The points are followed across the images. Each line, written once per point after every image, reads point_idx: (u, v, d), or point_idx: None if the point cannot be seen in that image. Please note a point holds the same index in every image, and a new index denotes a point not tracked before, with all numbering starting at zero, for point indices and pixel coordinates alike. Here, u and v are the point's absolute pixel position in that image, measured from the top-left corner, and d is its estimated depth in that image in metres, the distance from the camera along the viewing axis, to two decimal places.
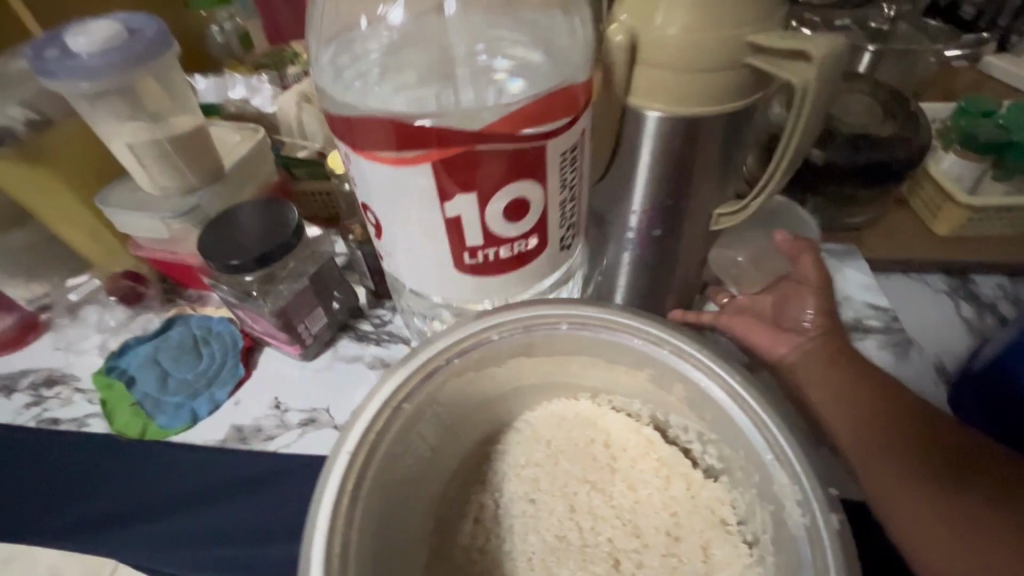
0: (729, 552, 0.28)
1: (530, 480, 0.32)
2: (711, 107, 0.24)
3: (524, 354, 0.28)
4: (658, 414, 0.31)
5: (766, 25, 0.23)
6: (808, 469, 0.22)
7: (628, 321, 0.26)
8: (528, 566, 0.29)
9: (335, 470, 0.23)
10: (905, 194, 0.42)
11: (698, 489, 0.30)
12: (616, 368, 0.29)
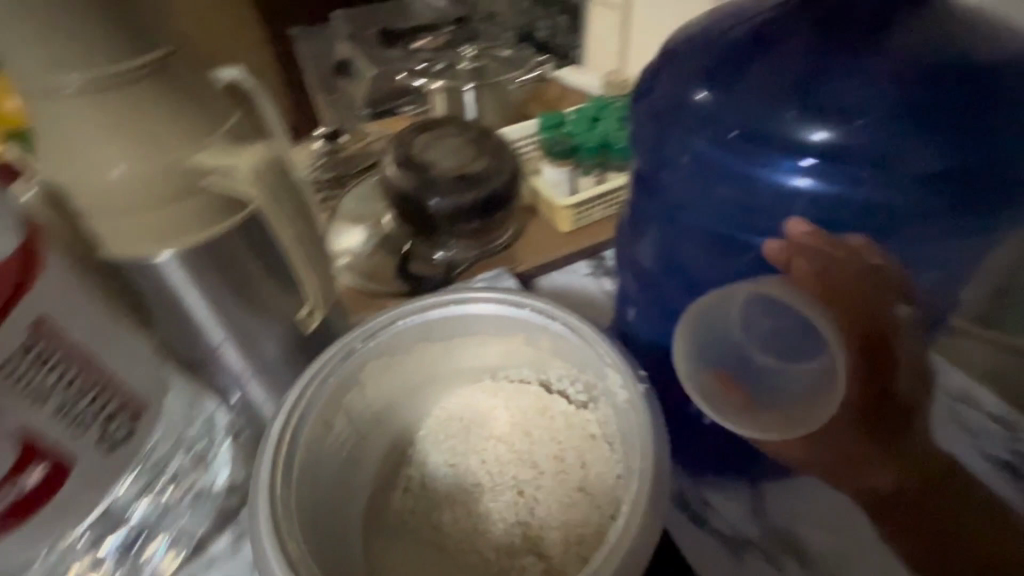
0: (599, 453, 0.43)
1: (440, 446, 0.46)
2: (202, 227, 0.37)
3: (425, 338, 0.45)
4: (541, 374, 0.48)
5: (197, 147, 0.36)
6: (604, 348, 0.40)
7: (481, 300, 0.44)
8: (460, 521, 0.43)
9: (262, 483, 0.35)
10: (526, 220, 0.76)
11: (573, 420, 0.45)
12: (491, 338, 0.46)
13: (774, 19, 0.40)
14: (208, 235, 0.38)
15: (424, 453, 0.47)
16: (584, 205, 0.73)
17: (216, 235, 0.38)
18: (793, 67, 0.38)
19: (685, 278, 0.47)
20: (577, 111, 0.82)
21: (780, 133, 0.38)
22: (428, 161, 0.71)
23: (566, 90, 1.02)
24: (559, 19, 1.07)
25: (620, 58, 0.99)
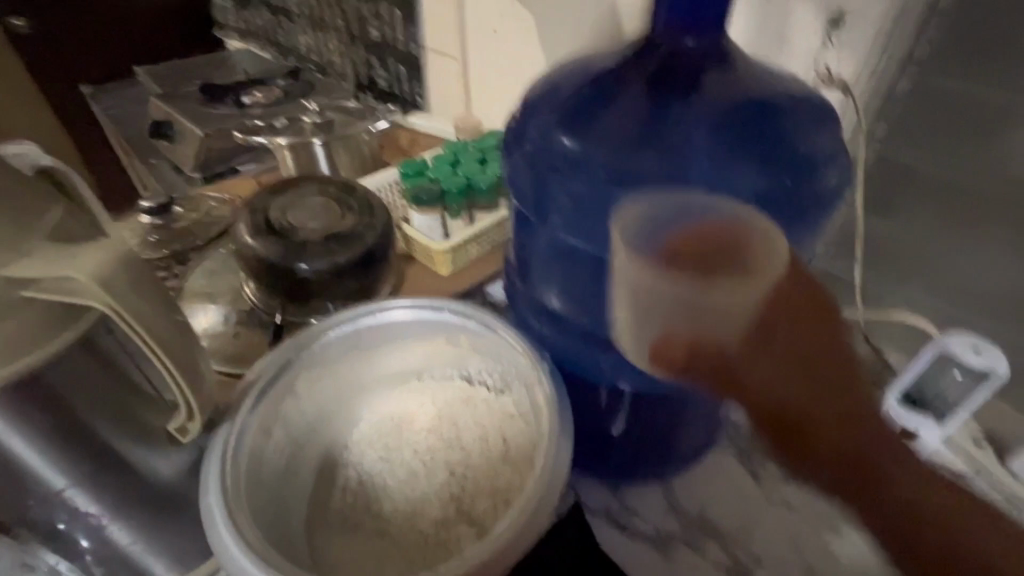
0: (517, 426, 0.53)
1: (373, 447, 0.55)
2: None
3: (352, 349, 0.56)
4: (464, 371, 0.59)
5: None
6: (499, 326, 0.54)
7: (401, 307, 0.56)
8: (402, 511, 0.51)
9: (209, 477, 0.42)
10: (413, 259, 0.87)
11: (494, 403, 0.56)
12: (415, 343, 0.58)
13: (615, 73, 0.46)
14: (16, 366, 0.32)
15: (359, 453, 0.55)
16: (457, 249, 0.83)
17: (36, 363, 0.33)
18: (636, 116, 0.45)
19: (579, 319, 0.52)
20: (434, 158, 0.88)
21: (634, 174, 0.45)
22: (287, 227, 0.71)
23: (416, 135, 1.12)
24: (399, 69, 1.15)
25: (462, 105, 1.10)
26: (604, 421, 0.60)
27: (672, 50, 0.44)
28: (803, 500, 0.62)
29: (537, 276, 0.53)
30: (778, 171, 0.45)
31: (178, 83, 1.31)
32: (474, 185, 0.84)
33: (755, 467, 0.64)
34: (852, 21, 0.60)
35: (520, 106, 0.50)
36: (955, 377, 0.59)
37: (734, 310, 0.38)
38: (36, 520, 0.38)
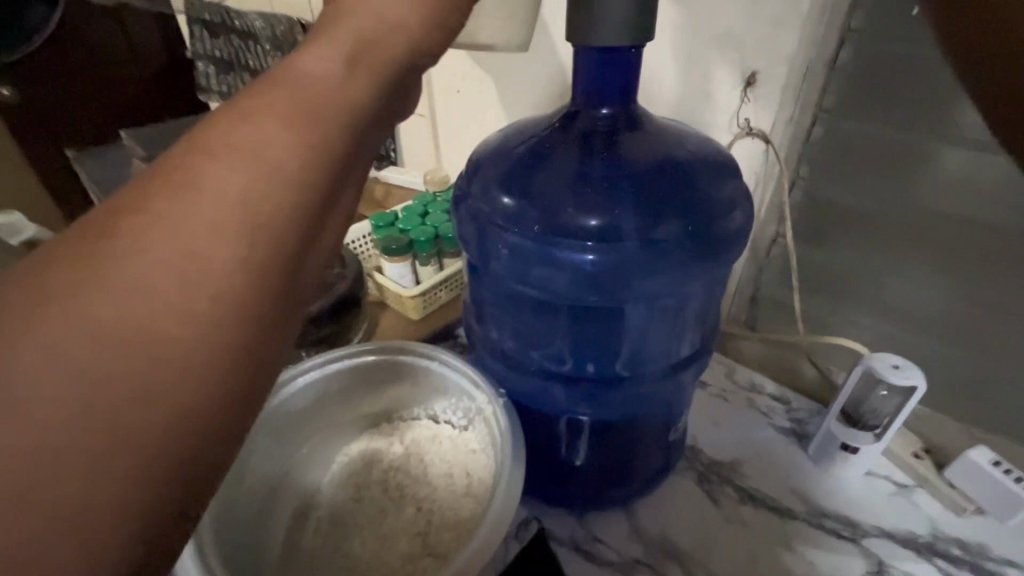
0: (478, 459, 0.57)
1: (343, 489, 0.58)
2: None
3: (321, 393, 0.60)
4: (429, 410, 0.63)
5: None
6: (459, 364, 0.58)
7: (366, 350, 0.60)
8: (368, 545, 0.53)
9: None
10: (387, 305, 0.92)
11: (457, 438, 0.59)
12: (382, 385, 0.62)
13: (545, 137, 0.51)
14: None
15: (331, 493, 0.59)
16: (427, 294, 0.88)
17: None
18: (567, 174, 0.50)
19: (524, 352, 0.57)
20: (404, 210, 0.94)
21: (566, 227, 0.49)
22: None
23: (390, 188, 1.20)
24: None
25: (432, 159, 1.17)
26: (565, 452, 0.63)
27: (592, 114, 0.49)
28: (760, 518, 0.66)
29: (491, 319, 0.57)
30: (690, 216, 0.49)
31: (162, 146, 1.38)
32: (443, 233, 0.89)
33: (713, 489, 0.68)
34: (764, 80, 0.69)
35: (465, 168, 0.54)
36: (882, 393, 0.65)
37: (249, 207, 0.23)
38: None
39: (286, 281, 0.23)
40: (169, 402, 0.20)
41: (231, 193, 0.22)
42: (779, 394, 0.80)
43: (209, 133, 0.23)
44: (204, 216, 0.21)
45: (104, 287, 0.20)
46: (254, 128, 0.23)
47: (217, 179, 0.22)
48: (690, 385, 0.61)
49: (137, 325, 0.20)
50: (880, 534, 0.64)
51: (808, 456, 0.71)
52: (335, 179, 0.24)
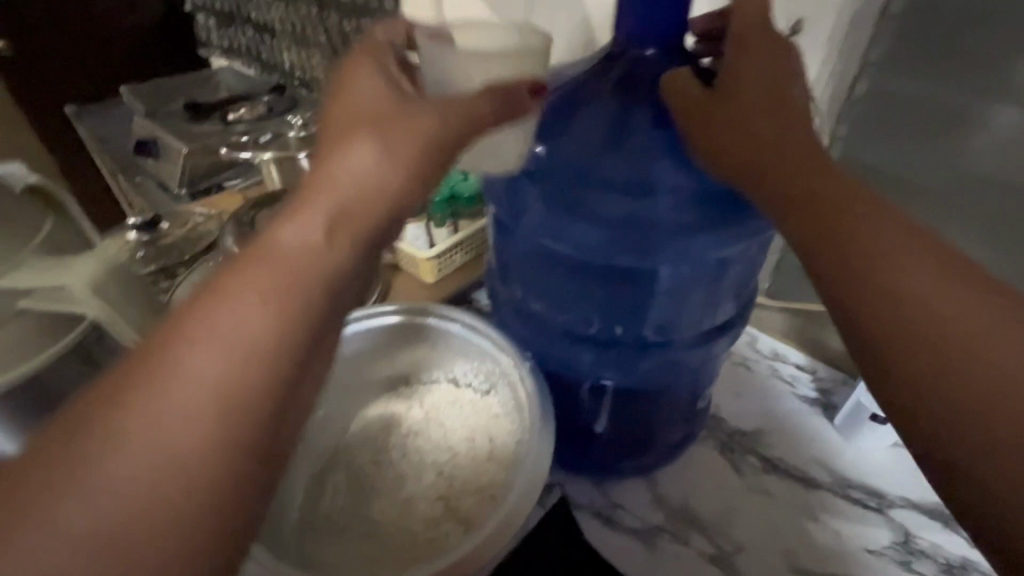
0: (502, 425, 0.55)
1: (361, 453, 0.57)
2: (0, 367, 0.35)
3: (339, 354, 0.58)
4: (449, 373, 0.60)
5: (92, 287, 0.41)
6: (482, 326, 0.56)
7: (385, 312, 0.58)
8: (390, 508, 0.52)
9: None
10: (401, 267, 0.89)
11: (479, 403, 0.57)
12: (400, 348, 0.60)
13: (582, 84, 0.48)
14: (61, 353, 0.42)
15: (349, 457, 0.57)
16: (443, 256, 0.85)
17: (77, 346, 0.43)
18: (605, 124, 0.47)
19: (551, 314, 0.55)
20: None
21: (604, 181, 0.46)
22: None
23: None
24: None
25: None
26: (588, 417, 0.62)
27: (635, 56, 0.46)
28: (784, 488, 0.64)
29: (518, 279, 0.55)
30: None
31: (164, 103, 1.33)
32: (459, 193, 0.86)
33: (736, 458, 0.67)
34: (810, 27, 0.63)
35: None
36: None
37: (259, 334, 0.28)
38: None
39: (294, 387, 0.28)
40: (238, 435, 0.26)
41: (312, 233, 0.30)
42: (804, 364, 0.77)
43: (222, 283, 0.28)
44: (299, 252, 0.30)
45: (147, 415, 0.25)
46: (326, 183, 0.32)
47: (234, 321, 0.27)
48: (717, 354, 0.60)
49: (180, 438, 0.25)
50: (906, 505, 0.63)
51: (834, 427, 0.70)
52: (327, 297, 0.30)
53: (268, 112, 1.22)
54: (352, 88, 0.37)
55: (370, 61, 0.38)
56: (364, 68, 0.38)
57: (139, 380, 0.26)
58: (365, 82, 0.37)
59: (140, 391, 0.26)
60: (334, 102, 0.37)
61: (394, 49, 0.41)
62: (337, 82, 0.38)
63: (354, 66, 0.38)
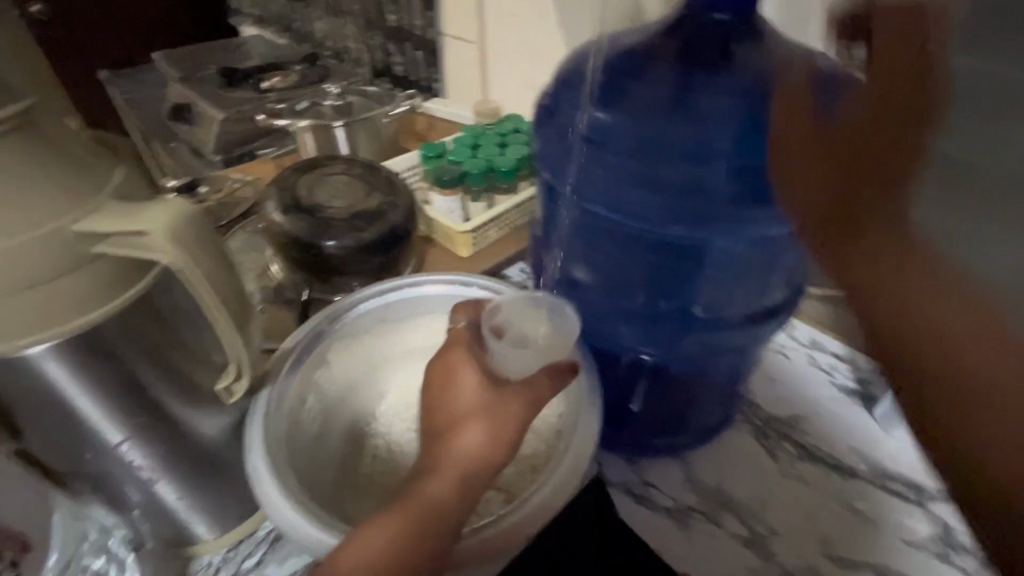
0: (545, 397, 0.55)
1: (400, 418, 0.57)
2: (49, 330, 0.31)
3: (382, 322, 0.58)
4: None
5: (43, 222, 0.29)
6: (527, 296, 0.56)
7: (429, 282, 0.58)
8: None
9: (252, 431, 0.44)
10: (435, 240, 0.89)
11: None
12: (441, 318, 0.60)
13: (649, 48, 0.47)
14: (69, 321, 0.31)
15: (387, 425, 0.57)
16: (478, 230, 0.84)
17: (99, 316, 0.32)
18: (666, 89, 0.47)
19: (595, 286, 0.54)
20: (454, 141, 0.89)
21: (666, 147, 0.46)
22: (314, 205, 0.72)
23: (434, 120, 1.14)
24: (415, 54, 1.16)
25: (478, 91, 1.10)
26: (625, 395, 0.61)
27: (700, 22, 0.45)
28: (819, 476, 0.64)
29: (565, 248, 0.54)
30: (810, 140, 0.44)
31: (198, 68, 1.33)
32: (497, 165, 0.84)
33: (771, 443, 0.66)
34: None
35: (554, 84, 0.53)
36: None
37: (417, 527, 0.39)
38: (92, 477, 0.40)
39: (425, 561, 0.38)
40: None
41: (480, 442, 0.42)
42: (842, 354, 0.76)
43: (395, 508, 0.40)
44: (474, 457, 0.42)
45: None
46: (454, 431, 0.43)
47: (404, 516, 0.39)
48: (766, 339, 0.57)
49: None
50: (947, 499, 0.61)
51: (874, 418, 0.68)
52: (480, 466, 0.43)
53: (302, 80, 1.21)
54: (458, 388, 0.45)
55: (464, 356, 0.47)
56: (459, 361, 0.47)
57: (389, 527, 0.39)
58: (465, 377, 0.46)
59: (380, 539, 0.38)
60: (439, 371, 0.47)
61: (473, 327, 0.50)
62: (435, 369, 0.48)
63: (450, 361, 0.47)
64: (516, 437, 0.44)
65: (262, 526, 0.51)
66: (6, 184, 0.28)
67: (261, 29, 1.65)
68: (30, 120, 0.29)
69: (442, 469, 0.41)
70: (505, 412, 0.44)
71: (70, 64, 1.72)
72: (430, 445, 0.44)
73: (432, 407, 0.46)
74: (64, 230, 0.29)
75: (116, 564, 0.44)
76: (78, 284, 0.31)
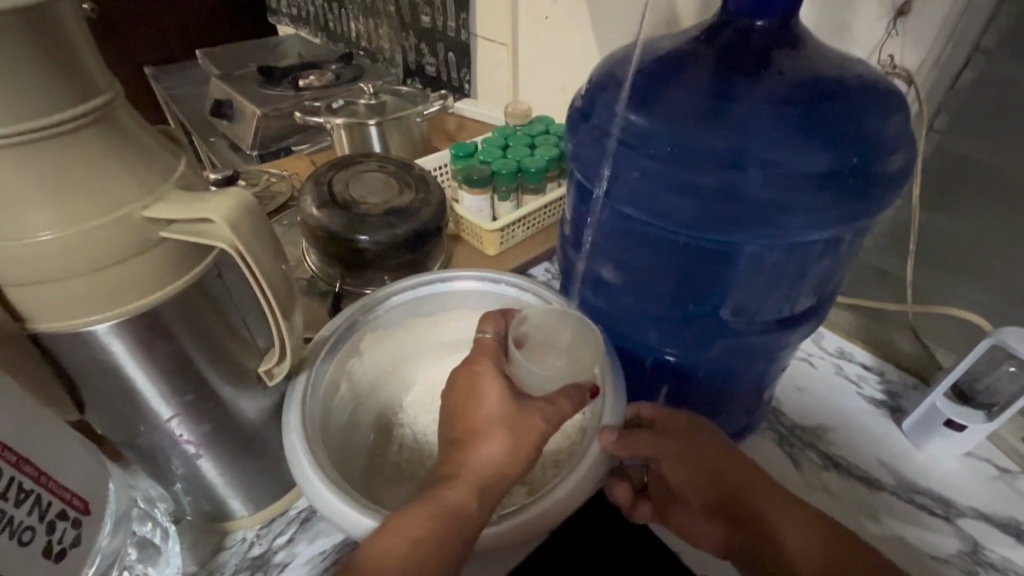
0: None
1: (427, 410, 0.60)
2: (115, 309, 0.33)
3: (411, 315, 0.60)
4: None
5: (116, 207, 0.31)
6: (552, 293, 0.58)
7: (458, 276, 0.60)
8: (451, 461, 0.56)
9: (291, 413, 0.46)
10: (463, 237, 0.90)
11: None
12: (467, 312, 0.62)
13: (686, 53, 0.48)
14: (132, 301, 0.34)
15: (413, 416, 0.60)
16: (505, 229, 0.86)
17: (159, 297, 0.34)
18: (702, 94, 0.46)
19: (623, 287, 0.55)
20: (484, 141, 0.91)
21: (699, 151, 0.46)
22: (350, 199, 0.74)
23: (463, 120, 1.16)
24: (448, 56, 1.18)
25: (508, 93, 1.12)
26: (648, 394, 0.62)
27: (741, 28, 0.46)
28: (845, 487, 0.63)
29: (594, 248, 0.56)
30: (850, 150, 0.44)
31: (237, 66, 1.37)
32: (526, 166, 0.85)
33: (794, 451, 0.66)
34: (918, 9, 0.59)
35: (588, 86, 0.53)
36: (1008, 370, 0.59)
37: (440, 520, 0.39)
38: (142, 450, 0.43)
39: (448, 555, 0.38)
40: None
41: (500, 446, 0.43)
42: (871, 365, 0.75)
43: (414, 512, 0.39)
44: (492, 468, 0.42)
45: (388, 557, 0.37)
46: (475, 440, 0.43)
47: (420, 518, 0.39)
48: (793, 346, 0.56)
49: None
50: (976, 516, 0.60)
51: (902, 432, 0.67)
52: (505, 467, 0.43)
53: (337, 79, 1.25)
54: (481, 399, 0.46)
55: (487, 366, 0.48)
56: (483, 371, 0.48)
57: (413, 525, 0.38)
58: (488, 388, 0.46)
59: (404, 541, 0.38)
60: (462, 379, 0.48)
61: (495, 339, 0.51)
62: (457, 377, 0.48)
63: (474, 371, 0.48)
64: (535, 443, 0.45)
65: (294, 506, 0.54)
66: (85, 171, 0.30)
67: (298, 28, 1.69)
68: (109, 114, 0.31)
69: (465, 474, 0.42)
70: (526, 420, 0.45)
71: (116, 60, 1.79)
72: (448, 451, 0.44)
73: (452, 413, 0.46)
74: (135, 215, 0.31)
75: (159, 531, 0.46)
76: (144, 266, 0.33)
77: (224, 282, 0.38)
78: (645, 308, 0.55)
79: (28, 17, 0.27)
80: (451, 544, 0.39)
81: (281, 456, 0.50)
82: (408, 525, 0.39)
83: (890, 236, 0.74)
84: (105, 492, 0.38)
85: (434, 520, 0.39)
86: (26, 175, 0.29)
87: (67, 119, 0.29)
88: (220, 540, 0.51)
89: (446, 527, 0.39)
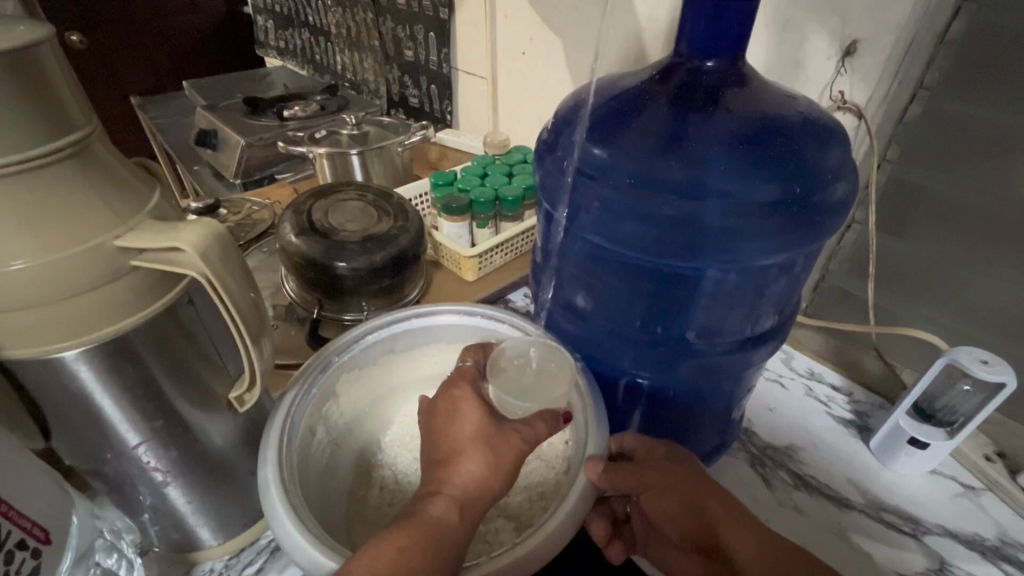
0: None
1: (406, 448, 0.60)
2: (83, 336, 0.34)
3: (388, 350, 0.61)
4: None
5: (91, 236, 0.32)
6: (529, 324, 0.59)
7: (435, 310, 0.61)
8: None
9: (273, 446, 0.46)
10: (443, 265, 0.92)
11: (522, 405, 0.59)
12: (445, 345, 0.63)
13: (643, 91, 0.51)
14: (105, 330, 0.34)
15: (394, 454, 0.60)
16: (484, 256, 0.87)
17: (130, 323, 0.35)
18: (660, 128, 0.49)
19: (592, 311, 0.57)
20: (464, 170, 0.93)
21: (658, 182, 0.48)
22: (329, 229, 0.75)
23: (445, 150, 1.19)
24: (430, 88, 1.22)
25: (489, 123, 1.15)
26: (621, 417, 0.63)
27: (694, 67, 0.49)
28: (815, 506, 0.64)
29: (566, 274, 0.58)
30: (794, 180, 0.47)
31: (223, 96, 1.40)
32: (505, 194, 0.86)
33: (766, 471, 0.67)
34: (864, 48, 0.59)
35: (553, 122, 0.56)
36: (963, 388, 0.61)
37: (428, 534, 0.39)
38: (110, 478, 0.43)
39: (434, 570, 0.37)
40: None
41: (479, 463, 0.43)
42: (840, 385, 0.77)
43: (398, 530, 0.39)
44: (473, 485, 0.42)
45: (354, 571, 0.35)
46: (455, 458, 0.43)
47: (401, 534, 0.38)
48: (757, 367, 0.58)
49: None
50: (942, 533, 0.61)
51: (871, 452, 0.68)
52: (487, 485, 0.43)
53: (321, 109, 1.28)
54: (460, 420, 0.46)
55: (466, 390, 0.49)
56: (461, 395, 0.48)
57: (397, 539, 0.38)
58: (467, 409, 0.47)
59: (388, 553, 0.37)
60: (443, 402, 0.48)
61: (476, 368, 0.53)
62: (436, 403, 0.49)
63: (453, 395, 0.48)
64: (513, 463, 0.45)
65: (263, 535, 0.53)
66: (60, 202, 0.31)
67: (285, 61, 1.73)
68: (86, 148, 0.33)
69: (445, 491, 0.42)
70: (504, 439, 0.45)
71: (103, 90, 1.82)
72: (429, 473, 0.44)
73: (432, 437, 0.47)
74: (107, 242, 0.32)
75: (124, 563, 0.46)
76: (118, 293, 0.34)
77: (192, 313, 0.39)
78: (615, 331, 0.57)
79: (13, 60, 0.28)
80: (437, 559, 0.38)
81: (252, 483, 0.50)
82: (389, 541, 0.38)
83: (851, 261, 0.78)
84: (67, 522, 0.38)
85: (418, 534, 0.38)
86: (2, 208, 0.30)
87: (44, 155, 0.30)
88: (188, 570, 0.50)
89: (431, 540, 0.38)
